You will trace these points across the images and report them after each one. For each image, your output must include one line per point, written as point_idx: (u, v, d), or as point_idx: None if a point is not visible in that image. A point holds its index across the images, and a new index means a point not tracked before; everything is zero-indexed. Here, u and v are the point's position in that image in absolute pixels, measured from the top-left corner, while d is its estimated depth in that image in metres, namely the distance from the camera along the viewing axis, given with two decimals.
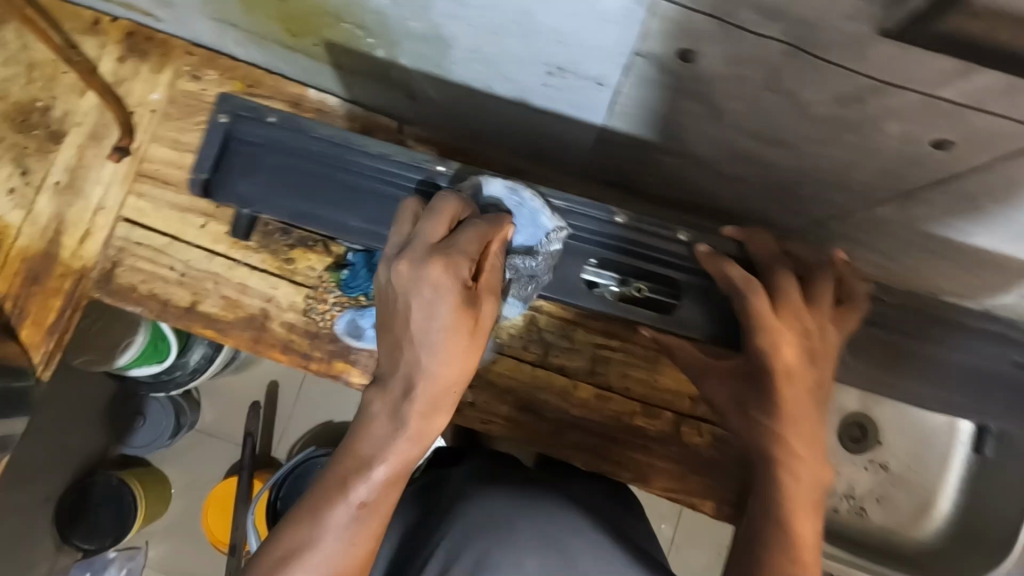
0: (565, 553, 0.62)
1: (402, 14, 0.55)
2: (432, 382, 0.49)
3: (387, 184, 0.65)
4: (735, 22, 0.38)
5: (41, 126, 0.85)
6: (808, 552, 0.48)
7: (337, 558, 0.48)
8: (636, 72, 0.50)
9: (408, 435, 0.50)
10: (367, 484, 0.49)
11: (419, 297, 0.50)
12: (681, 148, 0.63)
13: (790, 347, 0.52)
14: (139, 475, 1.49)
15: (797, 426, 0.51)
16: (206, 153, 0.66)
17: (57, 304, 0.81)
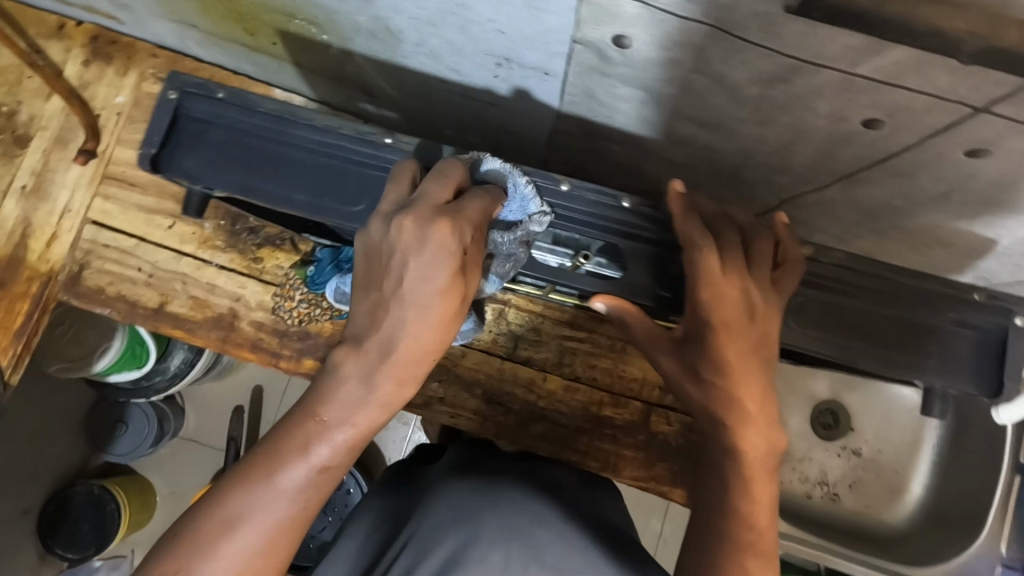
0: (530, 544, 0.60)
1: (348, 10, 0.56)
2: (410, 347, 0.53)
3: (331, 155, 0.65)
4: (655, 5, 0.39)
5: (7, 131, 0.85)
6: (763, 514, 0.53)
7: (285, 520, 0.50)
8: (576, 60, 0.51)
9: (376, 400, 0.53)
10: (329, 448, 0.52)
11: (417, 256, 0.53)
12: (632, 138, 0.64)
13: (732, 302, 0.54)
14: (122, 483, 1.48)
15: (743, 391, 0.54)
16: (156, 129, 0.66)
17: (24, 308, 0.81)
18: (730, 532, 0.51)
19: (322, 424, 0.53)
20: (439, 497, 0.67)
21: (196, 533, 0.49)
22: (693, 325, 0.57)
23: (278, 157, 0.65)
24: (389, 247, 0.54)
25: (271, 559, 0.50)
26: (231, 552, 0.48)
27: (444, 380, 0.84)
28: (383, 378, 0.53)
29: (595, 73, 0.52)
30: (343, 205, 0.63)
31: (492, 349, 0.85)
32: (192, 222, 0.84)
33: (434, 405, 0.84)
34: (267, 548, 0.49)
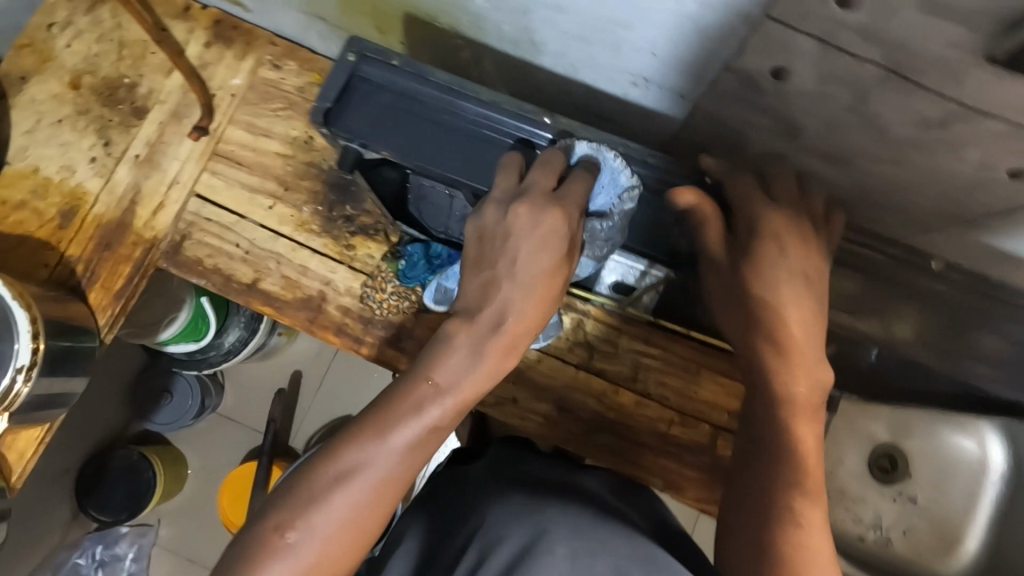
0: (597, 539, 0.63)
1: (500, 19, 0.59)
2: (517, 321, 0.56)
3: (490, 129, 0.69)
4: (836, 44, 0.42)
5: (127, 102, 0.89)
6: (808, 450, 0.58)
7: (394, 472, 0.54)
8: (720, 88, 0.53)
9: (484, 368, 0.56)
10: (439, 411, 0.55)
11: (529, 239, 0.57)
12: (743, 165, 0.66)
13: (791, 241, 0.59)
14: (160, 451, 1.51)
15: (795, 328, 0.58)
16: (331, 87, 0.69)
17: (126, 271, 0.85)
18: (791, 486, 0.57)
19: (433, 387, 0.55)
20: (495, 503, 0.70)
21: (319, 480, 0.53)
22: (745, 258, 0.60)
23: (436, 128, 0.69)
24: (506, 230, 0.57)
25: (380, 507, 0.54)
26: (349, 498, 0.53)
27: (518, 382, 0.86)
28: (492, 350, 0.56)
29: (737, 101, 0.54)
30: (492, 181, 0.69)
31: (567, 357, 0.87)
32: (291, 205, 0.87)
33: (507, 406, 0.86)
34: (377, 495, 0.54)
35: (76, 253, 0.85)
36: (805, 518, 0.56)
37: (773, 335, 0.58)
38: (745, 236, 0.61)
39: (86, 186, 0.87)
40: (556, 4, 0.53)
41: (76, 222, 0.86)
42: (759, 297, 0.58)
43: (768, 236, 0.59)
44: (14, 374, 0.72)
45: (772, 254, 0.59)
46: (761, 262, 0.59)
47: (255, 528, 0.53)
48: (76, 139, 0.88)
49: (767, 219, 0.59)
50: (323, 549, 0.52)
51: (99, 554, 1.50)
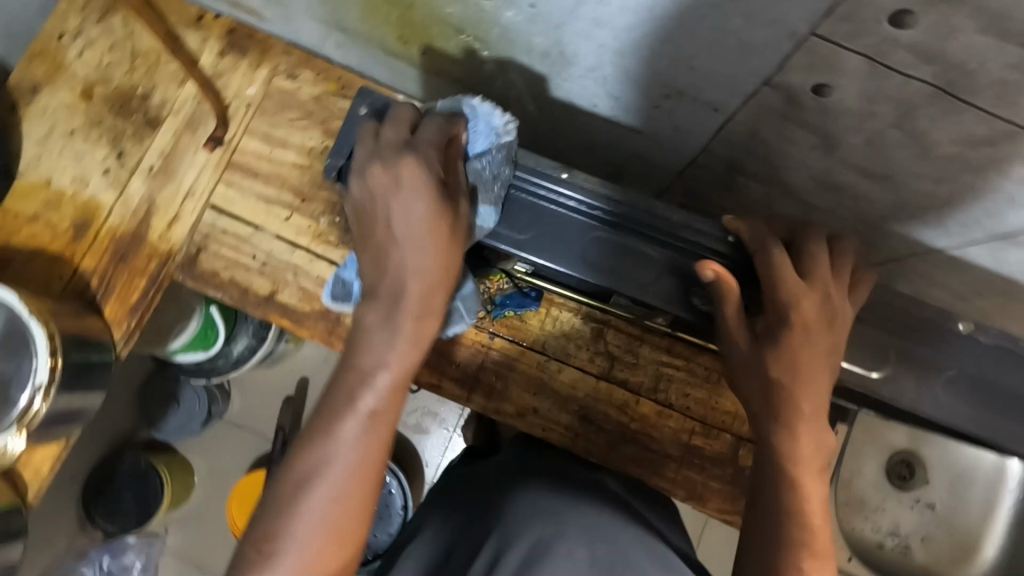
0: (615, 549, 0.63)
1: (531, 31, 0.58)
2: (417, 286, 0.61)
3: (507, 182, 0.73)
4: (886, 62, 0.41)
5: (140, 112, 0.88)
6: (816, 514, 0.57)
7: (356, 465, 0.57)
8: (758, 102, 0.53)
9: (406, 340, 0.62)
10: (372, 395, 0.60)
11: (394, 193, 0.63)
12: (775, 178, 0.65)
13: (811, 305, 0.59)
14: (167, 460, 1.49)
15: (803, 392, 0.59)
16: (344, 140, 0.75)
17: (142, 285, 0.84)
18: (791, 536, 0.56)
19: (366, 378, 0.60)
20: (513, 500, 0.71)
21: (283, 494, 0.57)
22: (771, 324, 0.60)
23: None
24: (375, 200, 0.64)
25: (352, 504, 0.56)
26: (315, 503, 0.56)
27: (539, 393, 0.86)
28: (403, 321, 0.61)
29: (774, 116, 0.54)
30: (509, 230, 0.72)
31: (589, 368, 0.86)
32: (308, 216, 0.86)
33: (529, 417, 0.85)
34: (343, 496, 0.56)
35: (90, 266, 0.84)
36: (811, 568, 0.55)
37: (786, 411, 0.59)
38: (769, 308, 0.61)
39: (100, 197, 0.86)
40: (593, 18, 0.52)
41: (89, 235, 0.85)
42: (778, 365, 0.59)
43: (798, 320, 0.59)
44: (33, 392, 0.71)
45: (798, 336, 0.59)
46: (787, 344, 0.59)
47: (244, 549, 0.56)
48: (89, 151, 0.87)
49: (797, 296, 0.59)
50: (314, 561, 0.54)
51: (106, 565, 1.46)
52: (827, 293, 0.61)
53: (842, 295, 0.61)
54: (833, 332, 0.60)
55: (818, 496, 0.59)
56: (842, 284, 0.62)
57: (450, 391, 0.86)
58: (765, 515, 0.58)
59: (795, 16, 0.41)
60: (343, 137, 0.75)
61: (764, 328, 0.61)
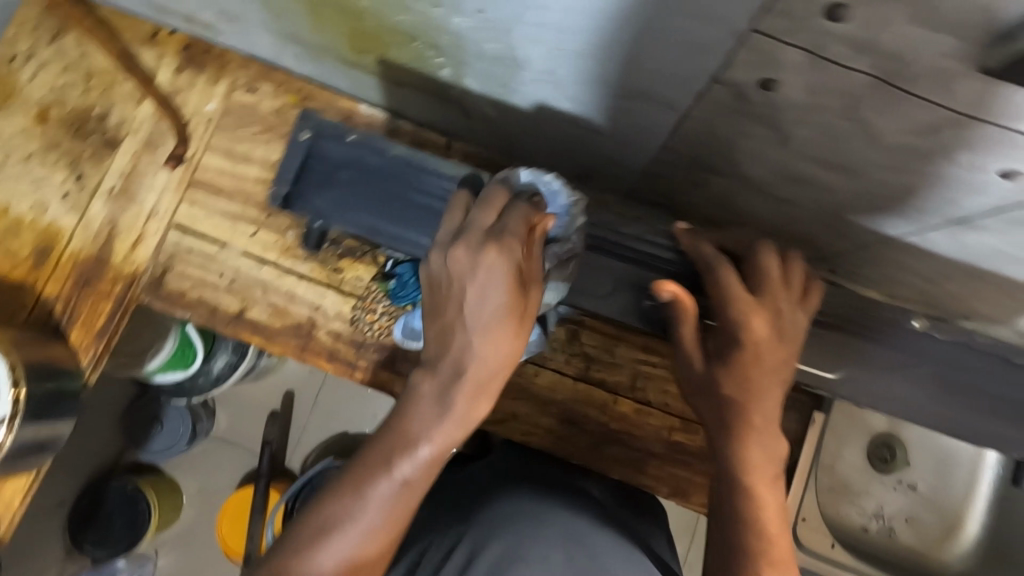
0: (591, 554, 0.63)
1: (481, 37, 0.58)
2: (481, 367, 0.54)
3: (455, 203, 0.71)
4: (825, 55, 0.41)
5: (97, 133, 0.86)
6: (775, 523, 0.57)
7: (377, 531, 0.53)
8: (710, 99, 0.53)
9: (453, 418, 0.54)
10: (411, 463, 0.54)
11: (473, 282, 0.55)
12: (736, 171, 0.65)
13: (760, 324, 0.59)
14: (153, 482, 1.47)
15: (757, 405, 0.58)
16: (287, 168, 0.74)
17: (107, 308, 0.82)
18: (751, 548, 0.55)
19: (409, 442, 0.54)
20: (491, 503, 0.72)
21: (303, 542, 0.52)
22: (722, 341, 0.61)
23: (399, 199, 0.72)
24: (460, 273, 0.55)
25: (370, 561, 0.53)
26: (334, 558, 0.52)
27: (518, 397, 0.85)
28: (459, 393, 0.54)
29: (726, 111, 0.53)
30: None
31: (566, 369, 0.86)
32: (275, 230, 0.85)
33: (509, 423, 0.85)
34: (359, 557, 0.53)
35: (53, 292, 0.82)
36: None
37: (738, 425, 0.58)
38: (720, 331, 0.61)
39: (61, 222, 0.84)
40: (539, 22, 0.52)
41: (51, 260, 0.83)
42: (730, 383, 0.59)
43: (748, 340, 0.59)
44: None
45: (748, 357, 0.59)
46: (737, 361, 0.59)
47: None
48: (47, 175, 0.85)
49: (744, 313, 0.59)
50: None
51: None
52: (778, 311, 0.60)
53: (793, 305, 0.61)
54: (785, 348, 0.59)
55: (774, 505, 0.58)
56: (794, 297, 0.62)
57: None
58: (726, 529, 0.57)
59: (731, 12, 0.40)
60: (287, 165, 0.75)
61: (716, 346, 0.61)
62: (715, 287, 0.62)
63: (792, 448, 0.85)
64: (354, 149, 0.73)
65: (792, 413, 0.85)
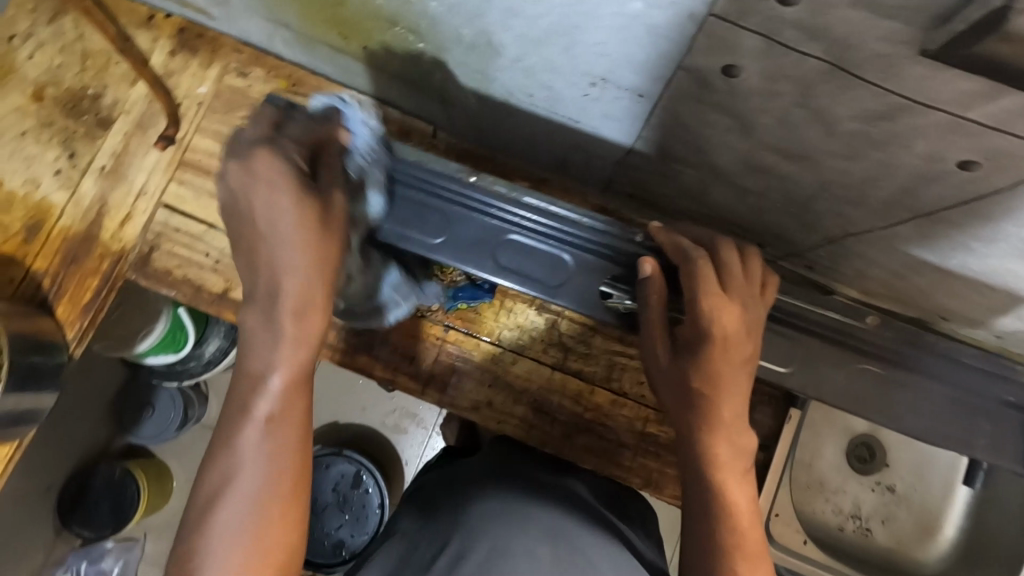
0: (575, 549, 0.63)
1: (454, 22, 0.58)
2: (296, 284, 0.55)
3: (419, 190, 0.68)
4: (779, 39, 0.42)
5: (91, 113, 0.88)
6: (744, 518, 0.58)
7: (263, 478, 0.53)
8: (675, 87, 0.53)
9: (286, 338, 0.56)
10: (268, 400, 0.55)
11: (258, 186, 0.56)
12: (707, 162, 0.65)
13: (731, 317, 0.59)
14: (143, 465, 1.49)
15: (725, 400, 0.59)
16: None
17: (93, 284, 0.84)
18: (722, 543, 0.57)
19: (258, 378, 0.55)
20: (477, 501, 0.69)
21: (192, 524, 0.52)
22: (689, 335, 0.60)
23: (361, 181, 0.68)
24: (253, 178, 0.56)
25: (274, 517, 0.53)
26: (225, 527, 0.51)
27: (494, 385, 0.86)
28: (285, 314, 0.56)
29: (691, 99, 0.54)
30: (421, 235, 0.67)
31: (543, 359, 0.86)
32: None
33: (484, 410, 0.86)
34: (259, 511, 0.52)
35: (41, 267, 0.84)
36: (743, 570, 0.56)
37: (706, 420, 0.59)
38: (690, 324, 0.60)
39: (51, 198, 0.86)
40: (507, 7, 0.52)
41: (42, 236, 0.85)
42: (697, 378, 0.59)
43: (718, 334, 0.58)
44: None
45: (717, 349, 0.59)
46: (708, 356, 0.58)
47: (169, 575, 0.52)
48: (40, 153, 0.87)
49: (718, 310, 0.58)
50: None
51: (83, 570, 1.46)
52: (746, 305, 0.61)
53: (756, 298, 0.62)
54: (753, 341, 0.60)
55: (745, 498, 0.59)
56: (755, 291, 0.62)
57: (404, 385, 0.86)
58: (698, 525, 0.59)
59: None
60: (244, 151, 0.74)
61: (682, 341, 0.60)
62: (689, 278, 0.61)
63: (767, 443, 0.86)
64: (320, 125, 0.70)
65: (764, 407, 0.86)
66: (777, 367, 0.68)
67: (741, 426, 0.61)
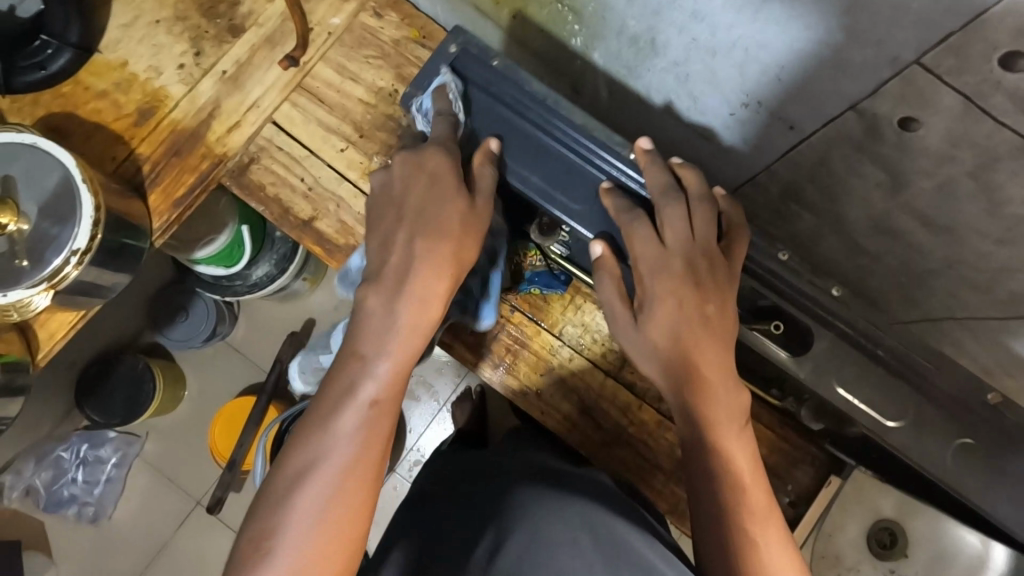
0: (619, 544, 0.63)
1: (628, 12, 0.60)
2: (416, 278, 0.61)
3: (578, 155, 0.70)
4: (982, 105, 0.44)
5: (225, 17, 0.89)
6: (747, 475, 0.62)
7: (351, 457, 0.57)
8: (836, 127, 0.54)
9: (403, 327, 0.61)
10: (373, 383, 0.60)
11: (417, 183, 0.65)
12: (831, 212, 0.65)
13: (675, 274, 0.63)
14: (163, 366, 1.47)
15: (704, 356, 0.62)
16: (427, 75, 0.72)
17: (189, 181, 0.85)
18: (737, 527, 0.60)
19: (366, 366, 0.60)
20: (514, 490, 0.71)
21: (285, 488, 0.57)
22: (645, 291, 0.64)
23: (525, 136, 0.71)
24: (403, 189, 0.65)
25: (354, 484, 0.57)
26: (320, 485, 0.56)
27: (546, 376, 0.86)
28: (406, 301, 0.61)
29: (848, 145, 0.55)
30: (566, 198, 0.69)
31: (600, 364, 0.86)
32: (363, 152, 0.87)
33: (531, 397, 0.86)
34: (344, 481, 0.57)
35: (144, 153, 0.86)
36: (761, 538, 0.59)
37: (693, 379, 0.62)
38: (661, 304, 0.63)
39: (169, 90, 0.87)
40: (694, 9, 0.54)
41: (151, 123, 0.86)
42: (675, 335, 0.63)
43: (662, 290, 0.63)
44: (68, 255, 0.72)
45: (681, 301, 0.63)
46: (666, 307, 0.63)
47: (249, 527, 0.57)
48: (169, 44, 0.88)
49: (659, 268, 0.64)
50: (302, 555, 0.54)
51: (83, 452, 1.46)
52: (692, 260, 0.64)
53: (709, 254, 0.64)
54: (707, 295, 0.63)
55: (745, 452, 0.63)
56: (712, 245, 0.65)
57: (460, 353, 0.87)
58: (710, 519, 0.61)
59: (901, 39, 0.44)
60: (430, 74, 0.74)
61: (640, 305, 0.65)
62: (674, 235, 0.64)
63: (797, 502, 0.85)
64: (495, 77, 0.71)
65: (805, 467, 0.85)
66: (884, 421, 0.66)
67: (745, 421, 0.63)
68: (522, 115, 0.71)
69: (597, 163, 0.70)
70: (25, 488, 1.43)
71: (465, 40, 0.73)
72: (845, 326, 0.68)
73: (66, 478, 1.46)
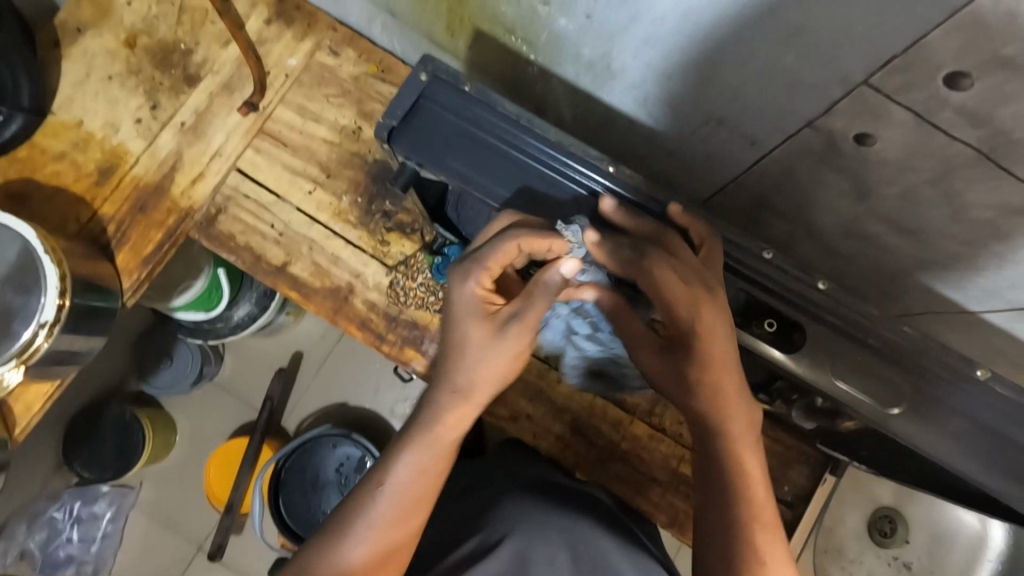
0: (591, 556, 0.69)
1: (582, 41, 0.60)
2: (468, 376, 0.62)
3: (558, 173, 0.70)
4: (935, 120, 0.45)
5: (180, 67, 0.88)
6: (760, 491, 0.61)
7: (364, 549, 0.59)
8: (798, 143, 0.55)
9: (441, 425, 0.62)
10: (399, 478, 0.61)
11: (471, 285, 0.62)
12: (801, 218, 0.65)
13: (690, 292, 0.61)
14: (151, 414, 1.44)
15: (723, 372, 0.61)
16: (399, 105, 0.70)
17: (157, 238, 0.84)
18: (747, 541, 0.59)
19: (399, 458, 0.61)
20: (505, 500, 0.75)
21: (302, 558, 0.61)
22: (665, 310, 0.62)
23: (500, 155, 0.70)
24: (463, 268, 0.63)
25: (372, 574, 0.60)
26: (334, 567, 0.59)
27: (535, 399, 0.86)
28: (446, 390, 0.63)
29: (810, 159, 0.56)
30: (549, 218, 0.69)
31: (588, 382, 0.86)
32: (332, 192, 0.87)
33: (521, 422, 0.85)
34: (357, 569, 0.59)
35: (108, 212, 0.84)
36: (766, 553, 0.59)
37: (717, 392, 0.61)
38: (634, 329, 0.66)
39: (129, 145, 0.86)
40: (645, 38, 0.54)
41: (113, 181, 0.85)
42: (690, 350, 0.61)
43: (688, 306, 0.61)
44: (37, 328, 0.70)
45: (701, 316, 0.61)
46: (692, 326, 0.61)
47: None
48: (125, 99, 0.87)
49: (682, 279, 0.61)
50: None
51: (77, 510, 1.43)
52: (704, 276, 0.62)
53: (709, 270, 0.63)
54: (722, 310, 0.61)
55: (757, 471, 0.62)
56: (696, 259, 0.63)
57: None
58: (717, 536, 0.61)
59: (851, 61, 0.44)
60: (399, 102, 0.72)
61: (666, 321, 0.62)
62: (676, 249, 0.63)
63: (794, 502, 0.85)
64: (470, 99, 0.70)
65: (798, 466, 0.85)
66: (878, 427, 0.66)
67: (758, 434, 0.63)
68: (501, 137, 0.70)
69: (576, 179, 0.70)
70: (19, 552, 1.39)
71: (436, 65, 0.71)
72: (835, 317, 0.66)
73: (60, 538, 1.42)
